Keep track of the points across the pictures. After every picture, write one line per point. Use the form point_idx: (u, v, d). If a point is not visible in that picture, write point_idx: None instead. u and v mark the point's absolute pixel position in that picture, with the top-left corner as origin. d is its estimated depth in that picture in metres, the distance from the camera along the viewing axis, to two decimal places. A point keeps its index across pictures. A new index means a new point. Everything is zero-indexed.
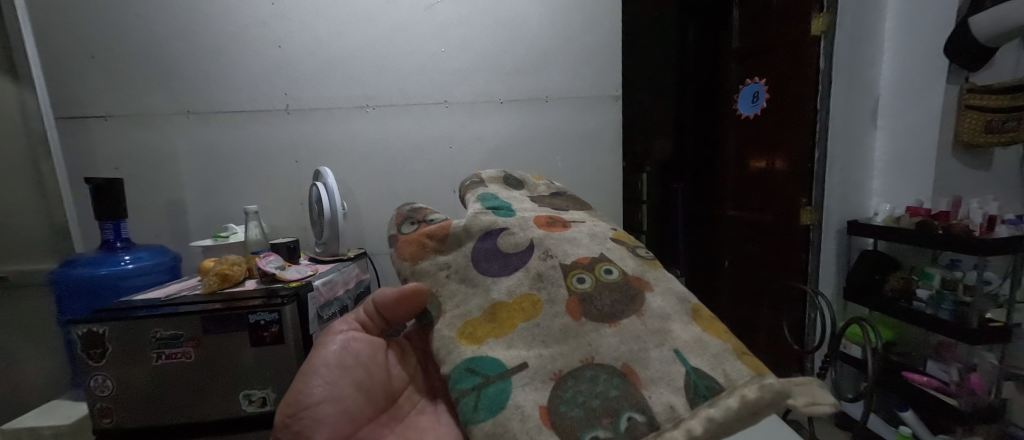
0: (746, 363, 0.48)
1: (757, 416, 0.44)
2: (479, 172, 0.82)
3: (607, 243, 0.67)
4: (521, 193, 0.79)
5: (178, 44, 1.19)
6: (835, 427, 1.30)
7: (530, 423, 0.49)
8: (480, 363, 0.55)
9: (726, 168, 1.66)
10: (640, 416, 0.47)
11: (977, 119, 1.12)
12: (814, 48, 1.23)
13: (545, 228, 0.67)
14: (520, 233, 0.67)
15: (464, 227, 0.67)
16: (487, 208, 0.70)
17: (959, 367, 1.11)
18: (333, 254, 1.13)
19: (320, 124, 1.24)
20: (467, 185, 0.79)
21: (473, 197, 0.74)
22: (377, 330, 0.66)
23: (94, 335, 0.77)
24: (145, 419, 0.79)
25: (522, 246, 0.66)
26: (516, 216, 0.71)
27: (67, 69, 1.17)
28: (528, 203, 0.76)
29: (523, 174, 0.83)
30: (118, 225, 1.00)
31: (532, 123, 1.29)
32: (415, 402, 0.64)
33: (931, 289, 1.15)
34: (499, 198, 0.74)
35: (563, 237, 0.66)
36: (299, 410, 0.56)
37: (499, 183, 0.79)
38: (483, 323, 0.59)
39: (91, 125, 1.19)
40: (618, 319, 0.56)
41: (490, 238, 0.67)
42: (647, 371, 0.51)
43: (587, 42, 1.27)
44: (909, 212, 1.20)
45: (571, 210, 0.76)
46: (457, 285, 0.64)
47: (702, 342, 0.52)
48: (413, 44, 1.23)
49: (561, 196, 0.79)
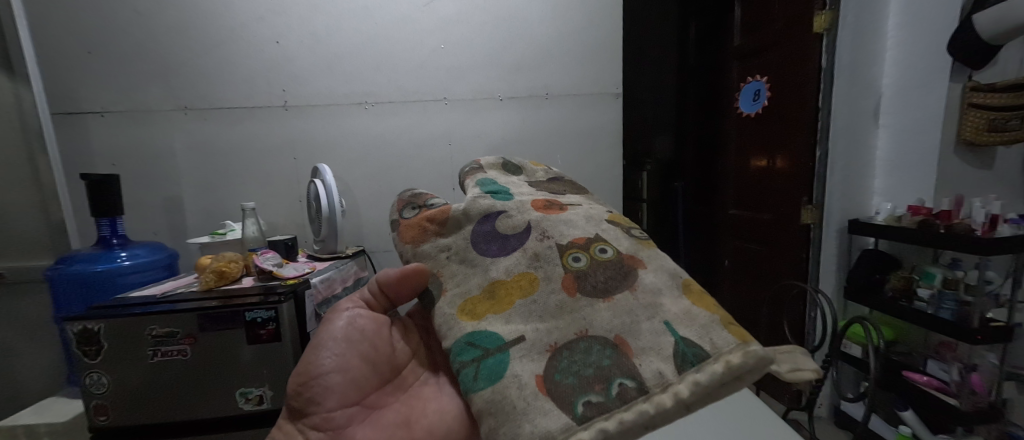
0: (732, 331, 0.47)
1: (742, 381, 0.44)
2: (479, 158, 0.81)
3: (603, 224, 0.64)
4: (519, 178, 0.77)
5: (176, 40, 1.18)
6: (836, 428, 1.30)
7: (528, 390, 0.48)
8: (480, 337, 0.54)
9: (726, 166, 1.65)
10: (630, 382, 0.46)
11: (979, 118, 1.15)
12: (816, 44, 1.23)
13: (543, 211, 0.65)
14: (519, 216, 0.65)
15: (462, 211, 0.65)
16: (486, 193, 0.68)
17: (959, 366, 1.09)
18: (331, 252, 1.12)
19: (319, 120, 1.23)
20: (467, 171, 0.77)
21: (472, 183, 0.73)
22: (382, 308, 0.68)
23: (88, 333, 0.76)
24: (139, 417, 0.78)
25: (520, 228, 0.63)
26: (514, 200, 0.68)
27: (63, 65, 1.16)
28: (527, 187, 0.73)
29: (522, 160, 0.81)
30: (115, 221, 1.00)
31: (532, 120, 1.28)
32: (418, 374, 0.66)
33: (932, 288, 1.13)
34: (498, 184, 0.72)
35: (560, 219, 0.64)
36: (309, 379, 0.60)
37: (497, 169, 0.77)
38: (483, 300, 0.58)
39: (87, 121, 1.19)
40: (611, 294, 0.55)
41: (488, 222, 0.65)
42: (638, 342, 0.50)
43: (588, 38, 1.26)
44: (911, 210, 1.18)
45: (567, 194, 0.73)
46: (458, 266, 0.63)
47: (691, 314, 0.50)
48: (412, 41, 1.22)
49: (559, 181, 0.77)
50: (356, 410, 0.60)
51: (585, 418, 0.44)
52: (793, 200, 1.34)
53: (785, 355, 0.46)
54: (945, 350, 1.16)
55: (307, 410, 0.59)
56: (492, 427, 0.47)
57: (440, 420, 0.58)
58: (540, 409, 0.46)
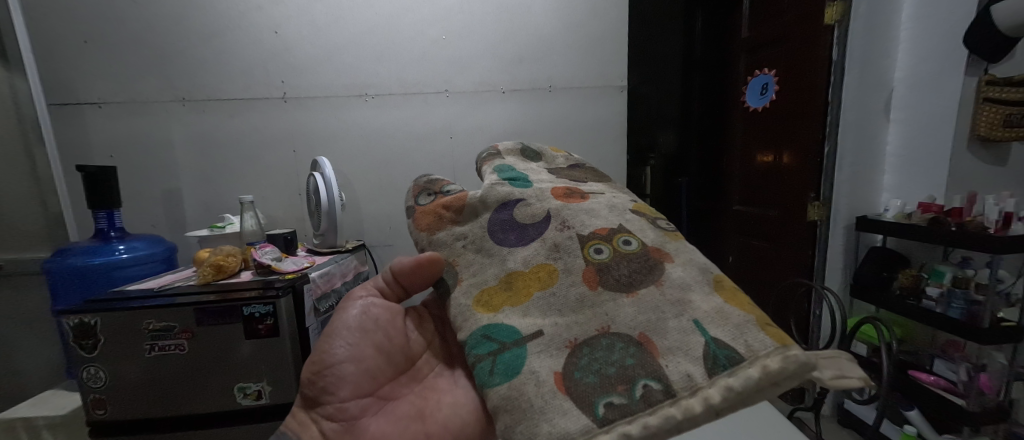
0: (770, 334, 0.45)
1: (776, 387, 0.42)
2: (497, 144, 0.79)
3: (626, 214, 0.62)
4: (538, 165, 0.74)
5: (174, 28, 1.16)
6: (840, 426, 1.29)
7: (545, 388, 0.46)
8: (496, 330, 0.53)
9: (733, 161, 1.62)
10: (656, 383, 0.44)
11: (994, 112, 1.11)
12: (827, 36, 1.20)
13: (563, 199, 0.64)
14: (538, 204, 0.63)
15: (480, 198, 0.64)
16: (503, 180, 0.67)
17: (969, 367, 1.06)
18: (331, 246, 1.11)
19: (319, 112, 1.22)
20: (484, 157, 0.75)
21: (489, 170, 0.71)
22: (395, 297, 0.67)
23: (86, 326, 0.75)
24: (136, 412, 0.78)
25: (539, 217, 0.62)
26: (533, 186, 0.67)
27: (58, 54, 1.14)
28: (546, 174, 0.71)
29: (540, 145, 0.79)
30: (112, 213, 0.98)
31: (534, 113, 1.26)
32: (433, 365, 0.64)
33: (941, 286, 1.10)
34: (515, 170, 0.71)
35: (581, 208, 0.62)
36: (322, 368, 0.59)
37: (515, 154, 0.75)
38: (499, 291, 0.57)
39: (85, 112, 1.17)
40: (636, 288, 0.53)
41: (505, 210, 0.64)
42: (664, 341, 0.48)
43: (593, 30, 1.23)
44: (920, 207, 1.16)
45: (588, 183, 0.71)
46: (474, 255, 0.62)
47: (724, 313, 0.48)
48: (412, 31, 1.20)
49: (579, 168, 0.75)
50: (369, 402, 0.58)
51: (606, 420, 0.43)
52: (800, 195, 1.32)
53: (827, 361, 0.43)
54: (952, 349, 1.14)
55: (321, 399, 0.58)
56: (507, 425, 0.45)
57: (455, 413, 0.58)
58: (558, 408, 0.45)
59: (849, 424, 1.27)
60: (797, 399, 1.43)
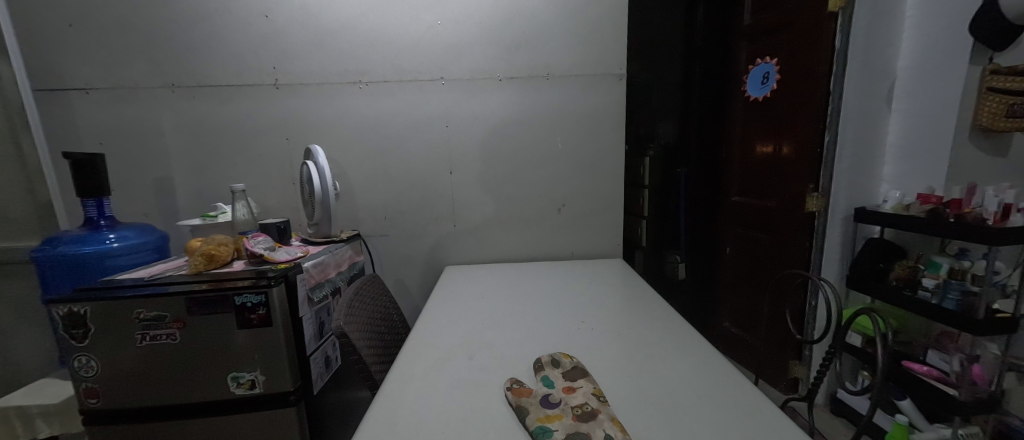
0: None
1: None
2: (544, 354, 0.73)
3: (584, 389, 0.64)
4: (569, 374, 0.68)
5: (160, 11, 1.13)
6: (833, 415, 1.31)
7: None
8: None
9: (732, 151, 1.61)
10: None
11: (999, 101, 1.07)
12: (830, 23, 1.19)
13: (560, 389, 0.64)
14: (547, 395, 0.63)
15: (518, 387, 0.65)
16: (540, 383, 0.66)
17: (962, 356, 1.07)
18: (325, 236, 1.09)
19: (311, 99, 1.19)
20: (535, 366, 0.71)
21: (535, 374, 0.69)
22: None
23: (76, 315, 0.74)
24: (130, 401, 0.78)
25: (539, 394, 0.64)
26: (553, 386, 0.65)
27: (43, 38, 1.12)
28: (565, 380, 0.67)
29: (579, 360, 0.72)
30: (102, 202, 0.97)
31: (531, 101, 1.24)
32: None
33: (937, 278, 1.09)
34: (549, 380, 0.67)
35: (560, 391, 0.64)
36: None
37: (551, 367, 0.70)
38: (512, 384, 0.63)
39: (72, 98, 1.15)
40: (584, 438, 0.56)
41: (535, 391, 0.64)
42: None
43: (592, 15, 1.20)
44: (919, 198, 1.15)
45: (591, 382, 0.66)
46: None
47: None
48: (406, 16, 1.17)
49: (593, 378, 0.67)
50: None
51: None
52: (800, 185, 1.32)
53: None
54: (946, 340, 1.13)
55: None
56: None
57: None
58: None
59: (842, 413, 1.28)
60: (790, 388, 1.45)
